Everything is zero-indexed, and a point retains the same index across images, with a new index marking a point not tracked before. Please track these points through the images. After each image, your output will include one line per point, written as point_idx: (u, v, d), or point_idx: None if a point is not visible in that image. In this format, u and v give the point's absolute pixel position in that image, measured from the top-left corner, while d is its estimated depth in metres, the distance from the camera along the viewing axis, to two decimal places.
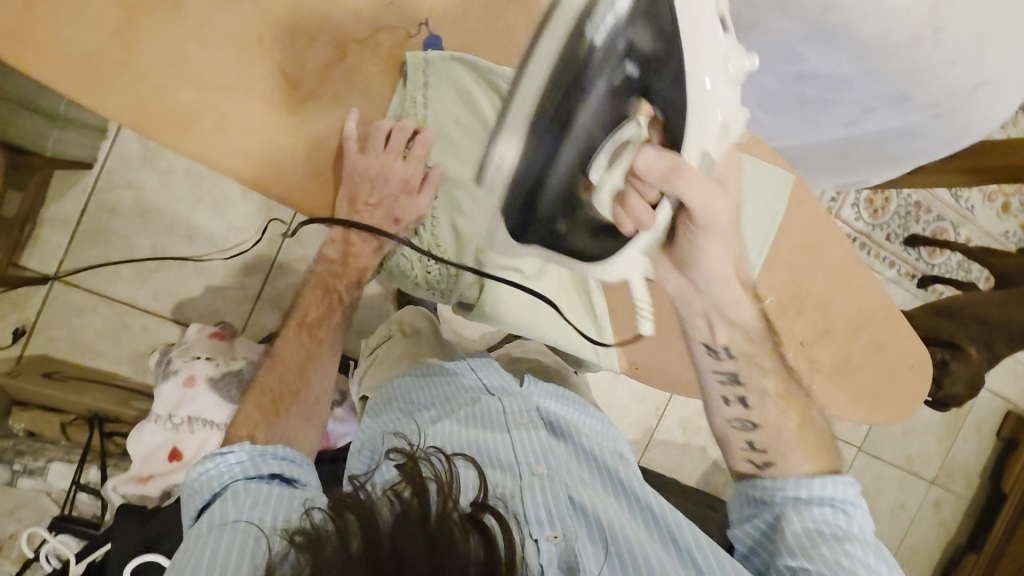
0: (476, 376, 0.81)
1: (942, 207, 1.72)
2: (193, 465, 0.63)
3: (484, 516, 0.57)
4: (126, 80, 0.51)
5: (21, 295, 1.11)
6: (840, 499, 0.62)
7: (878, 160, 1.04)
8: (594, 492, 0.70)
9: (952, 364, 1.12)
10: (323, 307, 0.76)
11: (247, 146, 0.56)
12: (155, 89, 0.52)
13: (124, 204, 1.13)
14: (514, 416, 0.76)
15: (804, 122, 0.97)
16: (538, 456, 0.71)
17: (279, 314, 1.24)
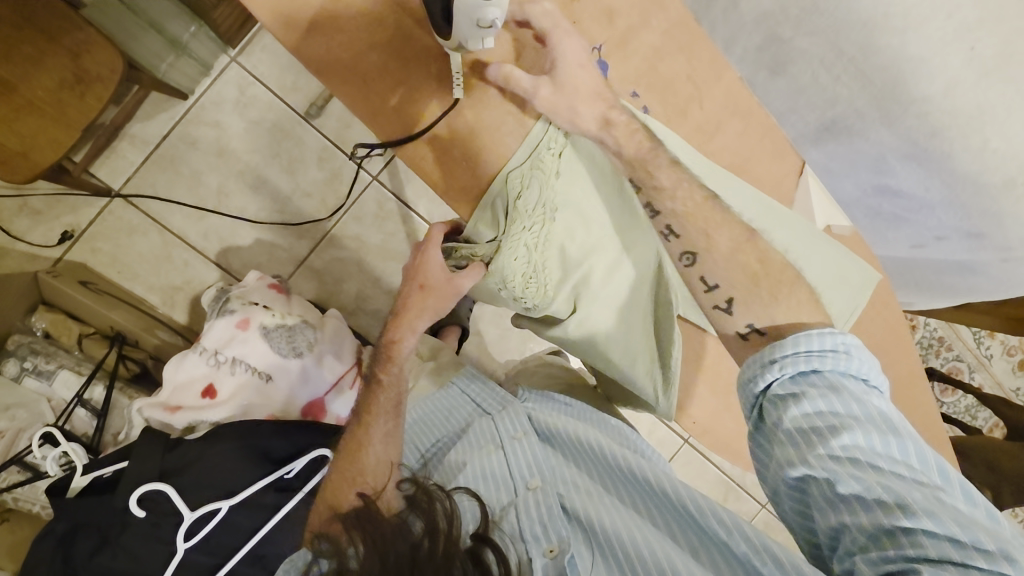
0: (469, 397, 0.85)
1: (962, 348, 1.75)
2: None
3: (483, 551, 0.61)
4: (326, 28, 0.55)
5: (80, 200, 1.12)
6: (836, 340, 0.56)
7: (934, 289, 1.03)
8: (588, 493, 0.71)
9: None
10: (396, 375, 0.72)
11: (410, 114, 0.58)
12: (346, 45, 0.55)
13: (204, 139, 1.15)
14: (509, 431, 0.77)
15: (869, 237, 1.01)
16: (533, 471, 0.73)
17: (317, 285, 1.23)
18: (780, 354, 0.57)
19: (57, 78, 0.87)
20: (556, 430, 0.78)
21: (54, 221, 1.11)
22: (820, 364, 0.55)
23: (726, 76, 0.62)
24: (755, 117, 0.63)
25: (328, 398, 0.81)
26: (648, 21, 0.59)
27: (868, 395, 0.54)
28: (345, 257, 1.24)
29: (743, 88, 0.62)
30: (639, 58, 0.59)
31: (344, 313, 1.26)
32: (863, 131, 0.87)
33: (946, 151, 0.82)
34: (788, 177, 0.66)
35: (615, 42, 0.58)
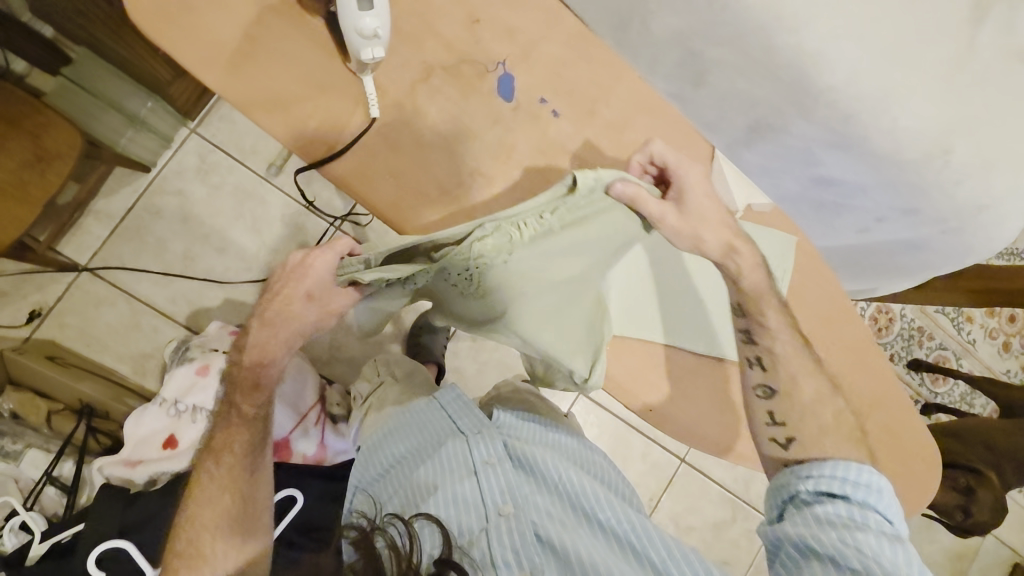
0: (443, 413, 0.80)
1: (945, 336, 1.76)
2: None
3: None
4: (248, 68, 0.56)
5: (47, 278, 1.14)
6: (874, 476, 0.62)
7: (886, 272, 1.06)
8: (558, 518, 0.70)
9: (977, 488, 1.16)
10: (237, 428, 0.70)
11: (322, 132, 0.58)
12: (270, 83, 0.57)
13: (168, 208, 1.18)
14: (481, 453, 0.74)
15: (818, 227, 1.05)
16: (506, 496, 0.71)
17: None
18: (816, 472, 0.63)
19: (17, 160, 0.90)
20: (531, 451, 0.76)
21: (22, 300, 1.13)
22: (836, 478, 0.62)
23: (628, 77, 0.64)
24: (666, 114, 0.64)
25: (293, 437, 0.91)
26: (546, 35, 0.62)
27: (886, 522, 0.60)
28: None
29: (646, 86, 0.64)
30: (546, 68, 0.62)
31: (318, 364, 1.26)
32: (786, 126, 0.92)
33: (864, 133, 0.87)
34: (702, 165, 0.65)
35: (518, 55, 0.61)
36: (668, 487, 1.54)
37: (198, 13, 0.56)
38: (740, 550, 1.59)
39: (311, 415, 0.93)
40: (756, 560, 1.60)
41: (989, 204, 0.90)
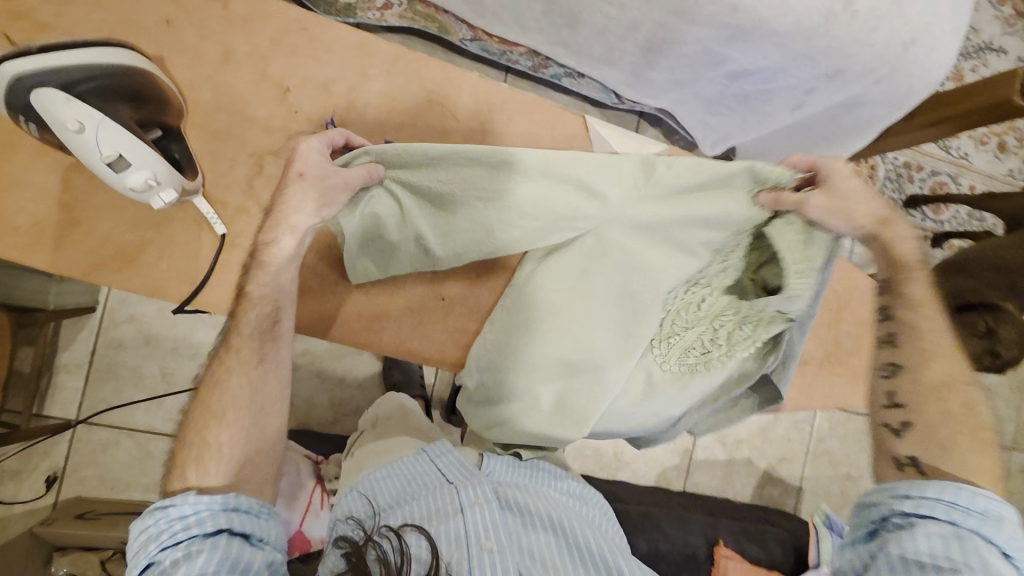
0: (434, 463, 0.81)
1: (935, 161, 1.67)
2: (138, 520, 0.60)
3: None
4: (75, 232, 0.62)
5: (48, 443, 1.14)
6: (988, 502, 0.61)
7: (841, 135, 1.04)
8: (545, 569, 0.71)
9: (998, 329, 1.11)
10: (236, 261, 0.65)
11: (136, 231, 0.63)
12: (103, 236, 0.63)
13: (127, 335, 1.16)
14: (468, 494, 0.75)
15: (752, 117, 1.04)
16: (494, 532, 0.72)
17: (293, 413, 1.25)
18: (920, 493, 0.63)
19: None
20: (519, 495, 0.77)
21: (34, 472, 1.13)
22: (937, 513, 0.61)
23: (466, 78, 0.69)
24: (514, 107, 0.70)
25: (308, 527, 0.87)
26: (366, 74, 0.66)
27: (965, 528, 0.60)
28: (305, 376, 1.26)
29: (486, 83, 0.69)
30: (373, 112, 0.66)
31: (329, 426, 1.27)
32: (678, 37, 0.86)
33: (757, 18, 0.80)
34: (576, 134, 0.72)
35: (343, 109, 0.66)
36: None
37: (6, 201, 0.61)
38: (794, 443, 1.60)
39: (315, 497, 0.89)
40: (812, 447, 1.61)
41: (913, 38, 0.83)
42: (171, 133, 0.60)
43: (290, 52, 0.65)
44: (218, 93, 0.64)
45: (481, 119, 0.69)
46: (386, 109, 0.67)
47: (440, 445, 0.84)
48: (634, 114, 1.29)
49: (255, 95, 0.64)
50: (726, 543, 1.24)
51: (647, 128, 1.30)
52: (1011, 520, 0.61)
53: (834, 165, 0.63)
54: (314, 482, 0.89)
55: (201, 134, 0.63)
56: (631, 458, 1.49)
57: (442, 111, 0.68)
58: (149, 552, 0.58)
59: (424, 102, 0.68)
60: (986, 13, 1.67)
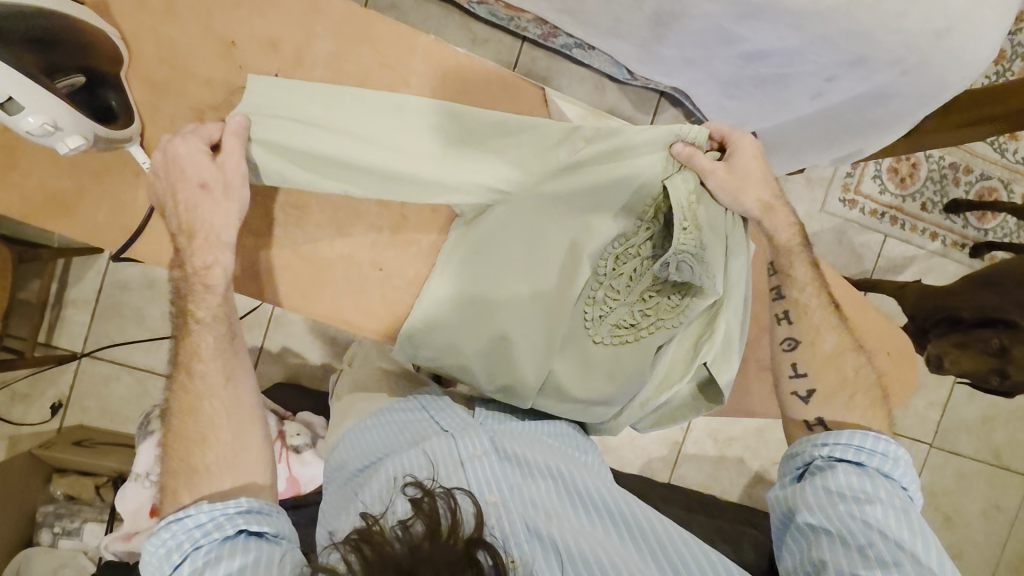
0: (429, 416, 0.72)
1: (986, 164, 1.53)
2: (145, 541, 0.56)
3: (477, 554, 0.54)
4: (13, 176, 0.64)
5: (55, 371, 1.21)
6: (888, 444, 0.67)
7: (864, 128, 0.96)
8: (561, 519, 0.63)
9: (1012, 349, 1.04)
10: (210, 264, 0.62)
11: (72, 179, 0.65)
12: (38, 182, 0.64)
13: (131, 278, 1.20)
14: (466, 445, 0.67)
15: (769, 102, 0.96)
16: (504, 485, 0.65)
17: (284, 366, 1.29)
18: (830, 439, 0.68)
19: None
20: (517, 442, 0.69)
21: (42, 397, 1.21)
22: (866, 459, 0.66)
23: (420, 42, 0.66)
24: (471, 77, 0.68)
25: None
26: (313, 33, 0.64)
27: (878, 473, 0.65)
28: (296, 331, 1.28)
29: (443, 49, 0.66)
30: (321, 73, 0.65)
31: (318, 382, 1.30)
32: (686, 11, 0.79)
33: None
34: (537, 107, 0.69)
35: (290, 67, 0.64)
36: None
37: None
38: None
39: (275, 450, 0.89)
40: None
41: (948, 26, 0.75)
42: (102, 79, 0.59)
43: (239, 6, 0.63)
44: (162, 44, 0.63)
45: (434, 86, 0.67)
46: (335, 70, 0.65)
47: (435, 397, 0.74)
48: (655, 93, 1.23)
49: (200, 49, 0.63)
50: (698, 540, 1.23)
51: (666, 109, 1.23)
52: (907, 460, 0.67)
53: (742, 142, 0.66)
54: (276, 434, 0.89)
55: (143, 86, 0.63)
56: (619, 443, 1.48)
57: (394, 76, 0.66)
58: (172, 563, 0.55)
59: (375, 66, 0.65)
60: None
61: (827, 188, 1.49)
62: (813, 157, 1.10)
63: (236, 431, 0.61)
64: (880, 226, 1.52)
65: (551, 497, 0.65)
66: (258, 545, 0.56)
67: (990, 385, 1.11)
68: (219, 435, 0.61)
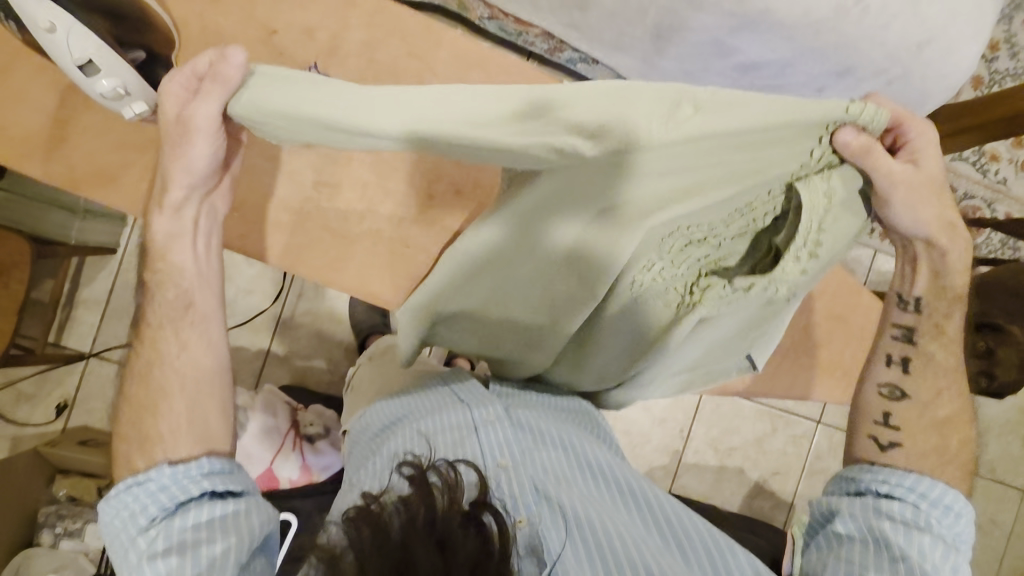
0: (446, 386, 0.73)
1: (969, 183, 1.60)
2: (107, 501, 0.59)
3: (482, 516, 0.54)
4: (63, 148, 0.68)
5: (62, 371, 1.21)
6: (950, 495, 0.66)
7: None
8: (566, 485, 0.65)
9: (998, 349, 1.09)
10: (168, 225, 0.61)
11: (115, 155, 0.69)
12: (86, 154, 0.68)
13: None
14: (480, 413, 0.68)
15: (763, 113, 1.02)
16: (511, 450, 0.66)
17: (291, 368, 1.30)
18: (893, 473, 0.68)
19: None
20: (529, 414, 0.70)
21: (47, 396, 1.21)
22: (923, 496, 0.66)
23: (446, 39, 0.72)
24: (491, 69, 0.72)
25: (277, 465, 0.90)
26: (347, 24, 0.69)
27: (933, 514, 0.66)
28: (303, 334, 1.30)
29: (465, 44, 0.71)
30: (354, 62, 0.70)
31: (324, 385, 1.31)
32: (685, 24, 0.85)
33: (763, 7, 0.79)
34: None
35: (325, 55, 0.69)
36: (698, 415, 1.51)
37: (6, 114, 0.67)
38: (790, 457, 1.56)
39: (288, 440, 0.92)
40: (810, 463, 1.57)
41: (929, 38, 0.81)
42: (157, 59, 0.64)
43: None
44: (207, 32, 0.68)
45: (456, 77, 0.72)
46: (366, 59, 0.70)
47: (455, 372, 0.77)
48: None
49: (240, 36, 0.68)
50: None
51: None
52: (967, 515, 0.67)
53: (922, 134, 0.59)
54: (289, 424, 0.93)
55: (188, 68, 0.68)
56: None
57: (420, 66, 0.71)
58: (135, 525, 0.57)
59: (403, 56, 0.70)
60: None
61: None
62: None
63: (194, 399, 0.63)
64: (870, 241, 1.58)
65: (557, 465, 0.66)
66: (224, 501, 0.59)
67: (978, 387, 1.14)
68: (173, 406, 0.62)
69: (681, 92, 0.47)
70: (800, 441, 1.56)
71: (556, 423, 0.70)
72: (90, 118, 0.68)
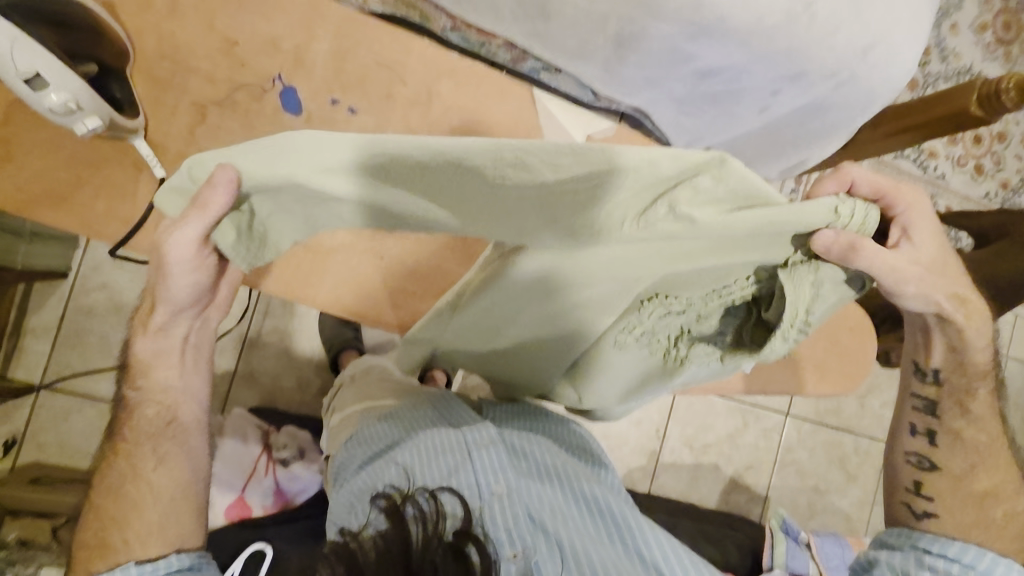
0: (438, 414, 0.71)
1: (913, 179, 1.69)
2: None
3: (465, 547, 0.52)
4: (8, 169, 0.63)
5: (9, 407, 1.14)
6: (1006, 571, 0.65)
7: (808, 139, 1.05)
8: (560, 516, 0.61)
9: None
10: (155, 344, 0.62)
11: (66, 171, 0.64)
12: (33, 174, 0.64)
13: (95, 303, 1.16)
14: (474, 435, 0.65)
15: (722, 117, 1.05)
16: (504, 474, 0.62)
17: (259, 390, 1.26)
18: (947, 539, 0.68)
19: None
20: (525, 439, 0.67)
21: None
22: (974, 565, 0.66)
23: (415, 46, 0.71)
24: (462, 76, 0.72)
25: (248, 492, 0.87)
26: (314, 34, 0.68)
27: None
28: (271, 354, 1.26)
29: (431, 51, 0.71)
30: (321, 72, 0.68)
31: (295, 406, 1.27)
32: (645, 31, 0.87)
33: (719, 15, 0.82)
34: (521, 105, 0.73)
35: (291, 66, 0.68)
36: (673, 414, 1.54)
37: None
38: (762, 451, 1.60)
39: (261, 464, 0.89)
40: (780, 455, 1.62)
41: (873, 42, 0.86)
42: (109, 71, 0.61)
43: (241, 7, 0.67)
44: (164, 43, 0.65)
45: (427, 84, 0.71)
46: (334, 68, 0.68)
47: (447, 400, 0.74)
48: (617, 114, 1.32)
49: (201, 48, 0.66)
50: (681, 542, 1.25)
51: None
52: None
53: (909, 198, 0.57)
54: (261, 448, 0.90)
55: (144, 80, 0.65)
56: None
57: (389, 74, 0.70)
58: None
59: (372, 65, 0.69)
60: (968, 38, 1.71)
61: None
62: (763, 170, 1.19)
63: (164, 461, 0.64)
64: None
65: (551, 495, 0.63)
66: None
67: None
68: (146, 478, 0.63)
69: (695, 173, 0.44)
70: (770, 433, 1.61)
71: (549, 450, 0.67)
72: (37, 135, 0.64)
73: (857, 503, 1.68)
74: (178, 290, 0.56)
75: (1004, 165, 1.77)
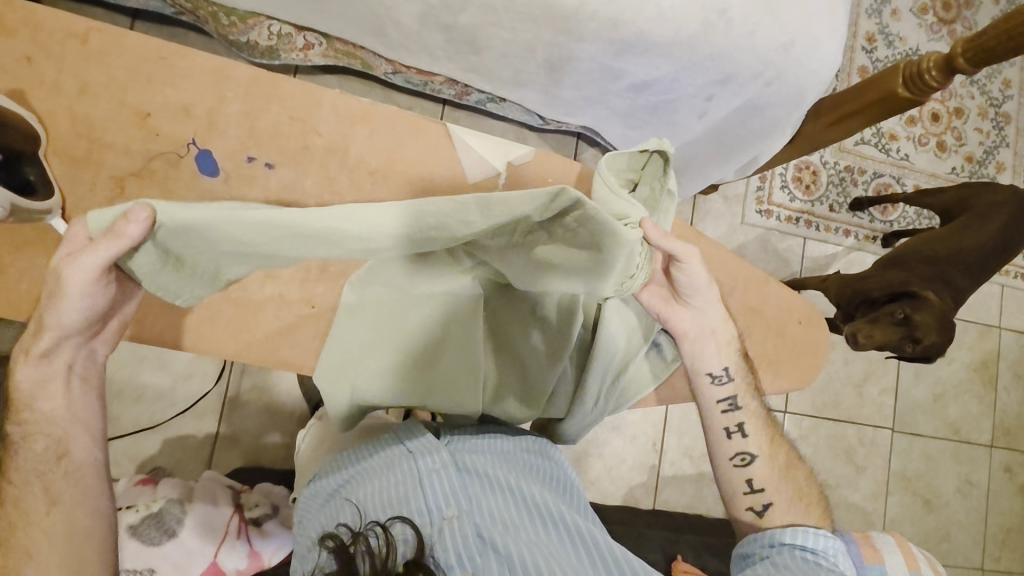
0: (392, 440, 0.70)
1: (876, 164, 1.69)
2: None
3: None
4: None
5: None
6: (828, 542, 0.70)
7: (750, 139, 1.06)
8: (514, 534, 0.61)
9: (915, 315, 1.13)
10: (37, 372, 0.58)
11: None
12: None
13: None
14: (424, 462, 0.64)
15: (664, 127, 1.06)
16: (455, 501, 0.62)
17: (242, 450, 1.24)
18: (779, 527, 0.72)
19: None
20: (477, 458, 0.66)
21: None
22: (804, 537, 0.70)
23: (328, 97, 0.73)
24: (378, 122, 0.74)
25: (221, 557, 0.85)
26: (224, 97, 0.69)
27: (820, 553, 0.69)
28: (250, 412, 1.25)
29: (349, 100, 0.73)
30: (235, 132, 0.70)
31: (280, 462, 1.26)
32: (572, 55, 0.89)
33: (638, 33, 0.84)
34: (442, 142, 0.75)
35: (205, 130, 0.69)
36: (667, 425, 1.51)
37: None
38: None
39: (232, 526, 0.88)
40: None
41: (792, 39, 0.87)
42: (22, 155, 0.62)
43: (148, 80, 0.68)
44: (78, 122, 0.66)
45: (344, 134, 0.73)
46: (247, 128, 0.70)
47: (406, 426, 0.72)
48: (570, 136, 1.33)
49: (114, 122, 0.67)
50: (686, 557, 1.22)
51: (583, 150, 1.33)
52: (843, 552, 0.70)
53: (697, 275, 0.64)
54: (231, 509, 0.89)
55: (62, 161, 0.66)
56: (597, 477, 1.46)
57: (305, 127, 0.72)
58: None
59: (286, 120, 0.71)
60: (910, 21, 1.75)
61: (743, 204, 1.61)
62: (715, 174, 1.20)
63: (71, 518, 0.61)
64: (797, 230, 1.64)
65: (505, 513, 0.62)
66: None
67: (902, 353, 1.19)
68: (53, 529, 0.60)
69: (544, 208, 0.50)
70: None
71: (503, 468, 0.67)
72: None
73: (870, 496, 1.63)
74: (74, 311, 0.53)
75: (965, 138, 1.78)
